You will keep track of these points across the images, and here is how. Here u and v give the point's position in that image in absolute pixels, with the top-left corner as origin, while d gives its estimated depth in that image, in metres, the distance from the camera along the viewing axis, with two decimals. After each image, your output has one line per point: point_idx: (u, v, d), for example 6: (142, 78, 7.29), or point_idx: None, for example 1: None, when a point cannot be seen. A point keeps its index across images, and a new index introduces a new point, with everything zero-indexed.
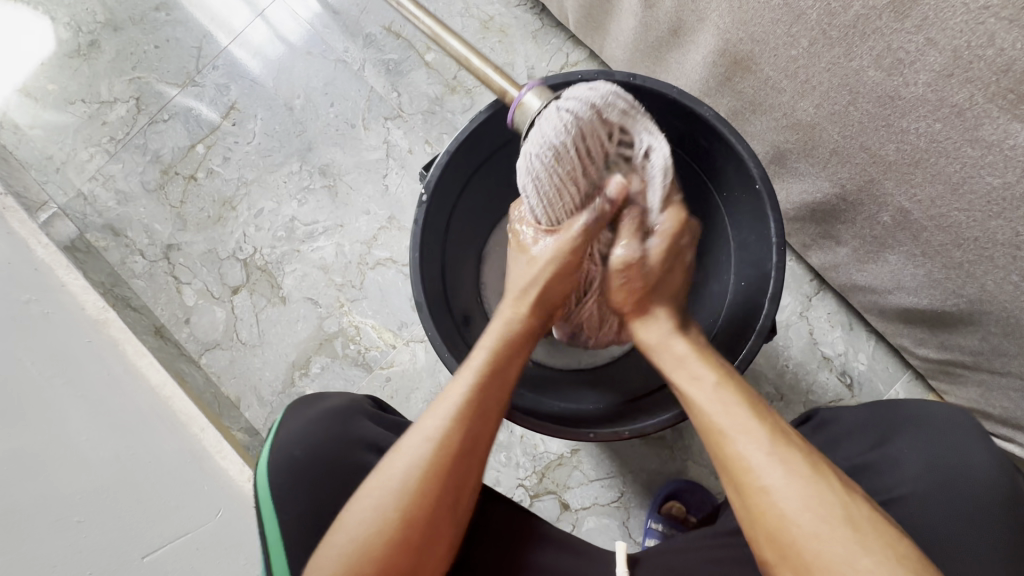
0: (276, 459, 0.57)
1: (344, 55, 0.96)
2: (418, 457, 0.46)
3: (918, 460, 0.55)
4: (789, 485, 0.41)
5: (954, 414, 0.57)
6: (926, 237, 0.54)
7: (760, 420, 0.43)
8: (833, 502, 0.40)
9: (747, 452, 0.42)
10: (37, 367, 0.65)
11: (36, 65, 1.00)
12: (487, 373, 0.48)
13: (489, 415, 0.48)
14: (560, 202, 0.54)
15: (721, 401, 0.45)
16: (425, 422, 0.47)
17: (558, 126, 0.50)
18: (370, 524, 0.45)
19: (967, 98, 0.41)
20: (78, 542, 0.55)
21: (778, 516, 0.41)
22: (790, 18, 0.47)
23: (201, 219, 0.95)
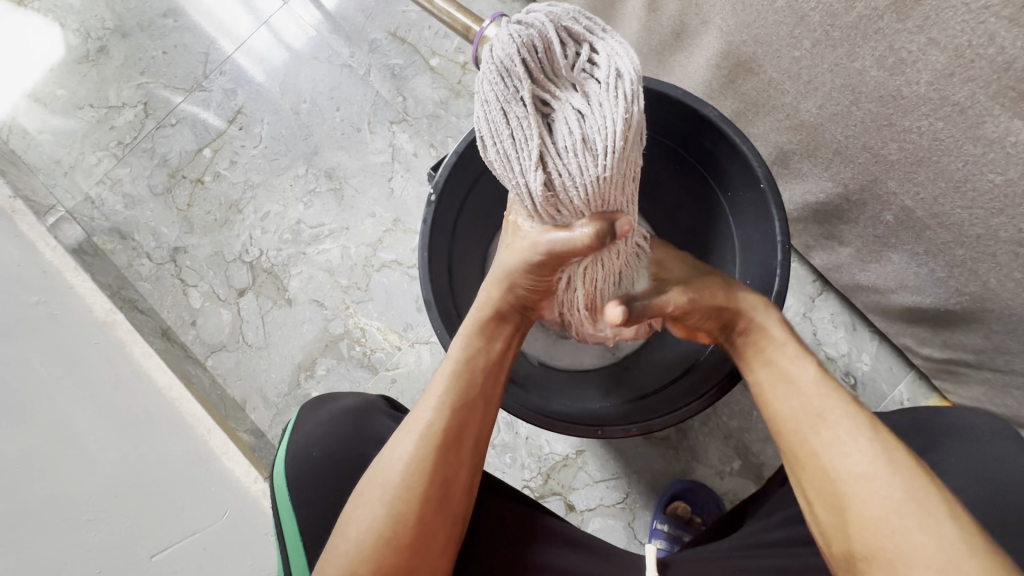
0: (290, 461, 0.57)
1: (350, 60, 0.98)
2: (404, 452, 0.49)
3: (961, 472, 0.52)
4: (889, 474, 0.43)
5: (998, 425, 0.54)
6: (929, 235, 0.55)
7: (858, 410, 0.47)
8: (934, 499, 0.41)
9: (845, 436, 0.45)
10: (46, 368, 0.65)
11: (45, 71, 1.01)
12: (465, 363, 0.52)
13: (469, 405, 0.51)
14: (509, 125, 0.43)
15: (823, 391, 0.48)
16: (414, 416, 0.50)
17: (509, 41, 0.42)
18: (370, 520, 0.47)
19: (968, 97, 0.41)
20: (86, 542, 0.55)
21: (876, 502, 0.42)
22: (793, 19, 0.48)
23: (207, 222, 0.96)
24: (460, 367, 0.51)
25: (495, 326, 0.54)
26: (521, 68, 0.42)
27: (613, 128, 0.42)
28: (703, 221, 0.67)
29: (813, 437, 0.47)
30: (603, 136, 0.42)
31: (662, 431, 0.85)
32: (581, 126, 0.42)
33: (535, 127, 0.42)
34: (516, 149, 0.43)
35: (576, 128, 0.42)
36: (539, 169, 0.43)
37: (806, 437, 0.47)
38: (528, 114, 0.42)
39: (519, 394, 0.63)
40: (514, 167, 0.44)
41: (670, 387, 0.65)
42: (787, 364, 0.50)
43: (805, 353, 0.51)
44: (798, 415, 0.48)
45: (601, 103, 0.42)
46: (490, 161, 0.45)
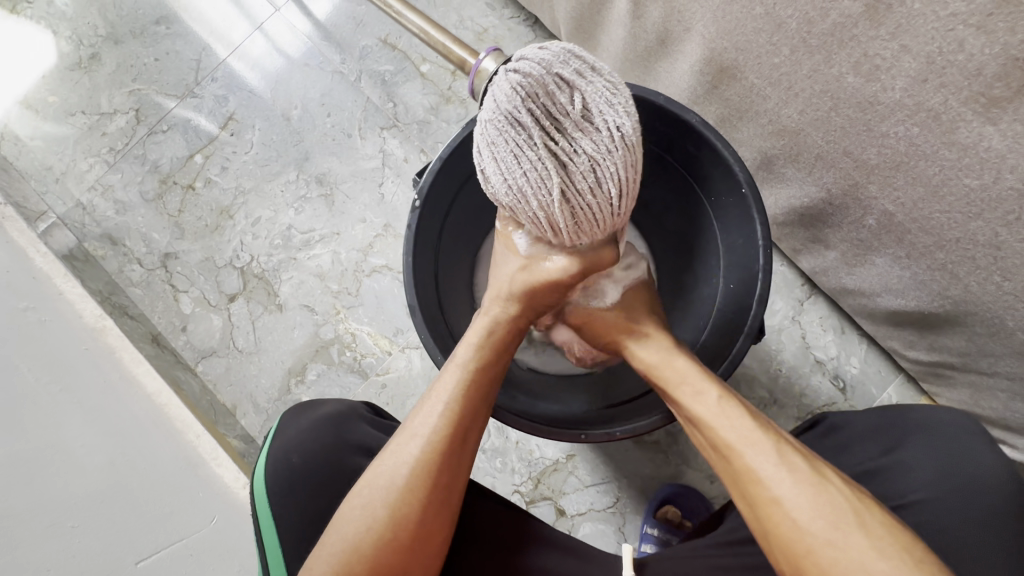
0: (271, 467, 0.57)
1: (340, 67, 0.98)
2: (408, 456, 0.48)
3: (927, 466, 0.56)
4: (797, 492, 0.42)
5: (963, 420, 0.57)
6: (911, 239, 0.55)
7: (763, 430, 0.46)
8: (842, 506, 0.42)
9: (757, 463, 0.44)
10: (34, 374, 0.65)
11: (37, 78, 1.02)
12: (473, 368, 0.51)
13: (476, 411, 0.51)
14: (522, 171, 0.44)
15: (726, 415, 0.47)
16: (416, 421, 0.50)
17: (512, 92, 0.43)
18: (369, 520, 0.47)
19: (941, 102, 0.42)
20: (70, 547, 0.55)
21: (791, 525, 0.42)
22: (771, 27, 0.49)
23: (198, 227, 0.96)
24: (470, 370, 0.51)
25: (499, 336, 0.54)
26: (528, 116, 0.42)
27: (621, 164, 0.44)
28: (688, 225, 0.67)
29: (727, 466, 0.46)
30: (613, 172, 0.45)
31: (652, 435, 0.86)
32: (593, 163, 0.44)
33: (552, 175, 0.44)
34: (532, 189, 0.45)
35: (588, 170, 0.44)
36: (560, 206, 0.45)
37: (725, 467, 0.46)
38: (539, 158, 0.43)
39: (505, 398, 0.63)
40: (531, 207, 0.46)
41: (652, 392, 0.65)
42: (703, 400, 0.48)
43: (706, 380, 0.50)
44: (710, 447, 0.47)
45: (608, 146, 0.44)
46: (503, 200, 0.47)
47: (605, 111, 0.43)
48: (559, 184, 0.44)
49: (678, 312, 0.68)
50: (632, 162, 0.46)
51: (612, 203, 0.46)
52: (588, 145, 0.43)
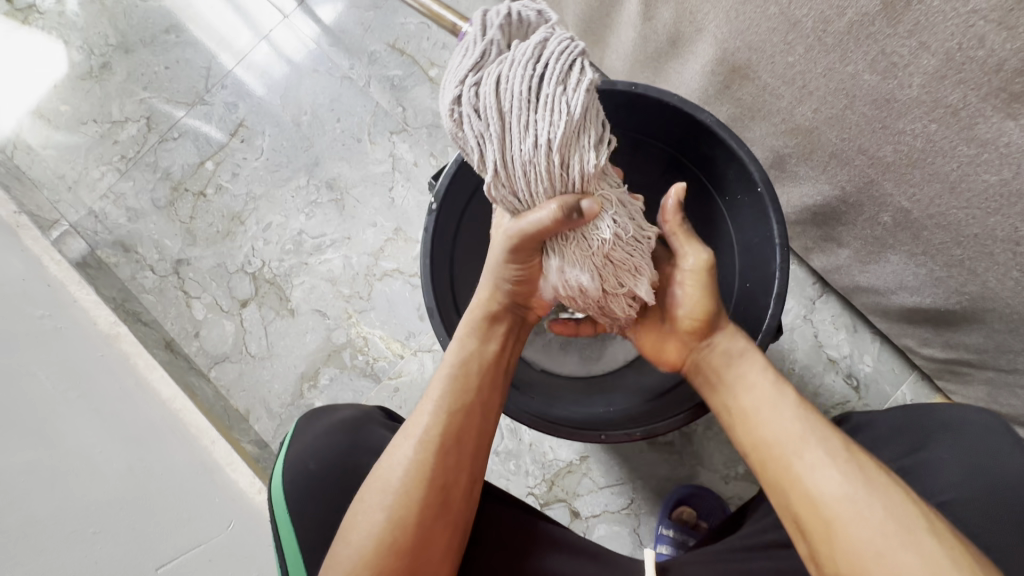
0: (288, 474, 0.57)
1: (349, 72, 0.99)
2: (406, 455, 0.49)
3: (954, 468, 0.53)
4: (869, 495, 0.42)
5: (989, 419, 0.55)
6: (927, 236, 0.55)
7: (835, 433, 0.46)
8: (909, 512, 0.41)
9: (828, 461, 0.44)
10: (51, 381, 0.66)
11: (49, 87, 1.03)
12: (461, 369, 0.53)
13: (468, 410, 0.51)
14: (454, 57, 0.46)
15: (799, 415, 0.48)
16: (413, 421, 0.51)
17: (494, 9, 0.47)
18: (371, 528, 0.46)
19: (960, 98, 0.42)
20: (93, 553, 0.55)
21: (858, 523, 0.42)
22: (786, 26, 0.49)
23: (210, 233, 0.96)
24: (456, 370, 0.53)
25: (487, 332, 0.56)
26: (481, 20, 0.46)
27: (532, 74, 0.44)
28: (704, 225, 0.67)
29: (795, 461, 0.46)
30: (531, 75, 0.44)
31: (666, 436, 0.85)
32: (512, 63, 0.44)
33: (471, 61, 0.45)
34: (451, 70, 0.46)
35: (505, 65, 0.44)
36: (462, 87, 0.44)
37: (790, 464, 0.46)
38: (476, 48, 0.45)
39: (523, 399, 0.63)
40: (449, 89, 0.45)
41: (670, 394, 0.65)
42: (765, 386, 0.50)
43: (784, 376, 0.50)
44: (782, 439, 0.47)
45: (535, 57, 0.44)
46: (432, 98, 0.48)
47: (550, 41, 0.45)
48: (473, 69, 0.44)
49: None
50: (555, 77, 0.44)
51: (514, 105, 0.43)
52: (517, 53, 0.45)
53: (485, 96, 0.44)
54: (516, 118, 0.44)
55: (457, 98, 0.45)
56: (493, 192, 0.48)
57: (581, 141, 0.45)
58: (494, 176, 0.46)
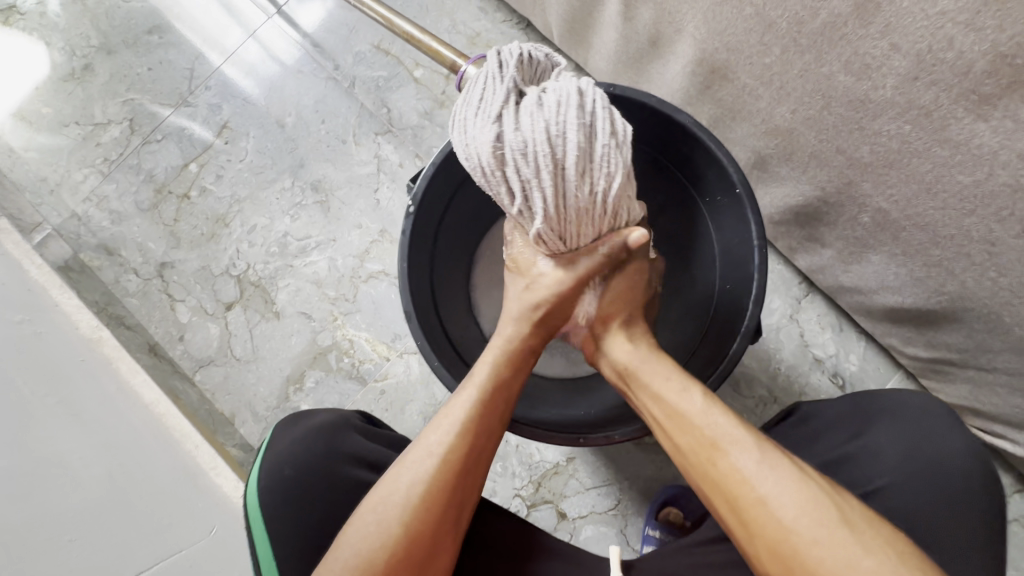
0: (263, 481, 0.57)
1: (334, 73, 0.98)
2: (424, 473, 0.47)
3: (893, 450, 0.56)
4: (783, 491, 0.42)
5: (929, 403, 0.57)
6: (906, 237, 0.55)
7: (746, 429, 0.46)
8: (825, 503, 0.41)
9: (742, 462, 0.44)
10: (29, 387, 0.65)
11: (31, 88, 1.02)
12: (487, 389, 0.51)
13: (490, 428, 0.51)
14: (487, 102, 0.48)
15: (707, 413, 0.47)
16: (429, 437, 0.49)
17: (509, 49, 0.50)
18: (383, 537, 0.45)
19: (932, 100, 0.42)
20: (68, 561, 0.55)
21: (777, 523, 0.41)
22: (761, 27, 0.49)
23: (194, 236, 0.96)
24: (483, 391, 0.51)
25: (512, 355, 0.55)
26: (509, 68, 0.49)
27: (578, 119, 0.46)
28: (684, 226, 0.67)
29: (711, 468, 0.45)
30: (579, 123, 0.46)
31: (652, 437, 0.85)
32: (553, 108, 0.46)
33: (513, 109, 0.47)
34: (487, 114, 0.47)
35: (549, 112, 0.46)
36: (506, 132, 0.46)
37: (705, 467, 0.45)
38: (503, 92, 0.48)
39: None
40: (491, 135, 0.46)
41: None
42: (668, 398, 0.49)
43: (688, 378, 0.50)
44: (695, 447, 0.46)
45: (578, 102, 0.47)
46: (455, 140, 0.49)
47: (585, 88, 0.48)
48: (510, 116, 0.47)
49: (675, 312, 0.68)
50: (601, 122, 0.47)
51: (572, 158, 0.46)
52: (557, 97, 0.47)
53: (532, 141, 0.46)
54: (572, 170, 0.46)
55: (503, 146, 0.46)
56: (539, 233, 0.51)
57: (626, 183, 0.50)
58: (546, 221, 0.49)
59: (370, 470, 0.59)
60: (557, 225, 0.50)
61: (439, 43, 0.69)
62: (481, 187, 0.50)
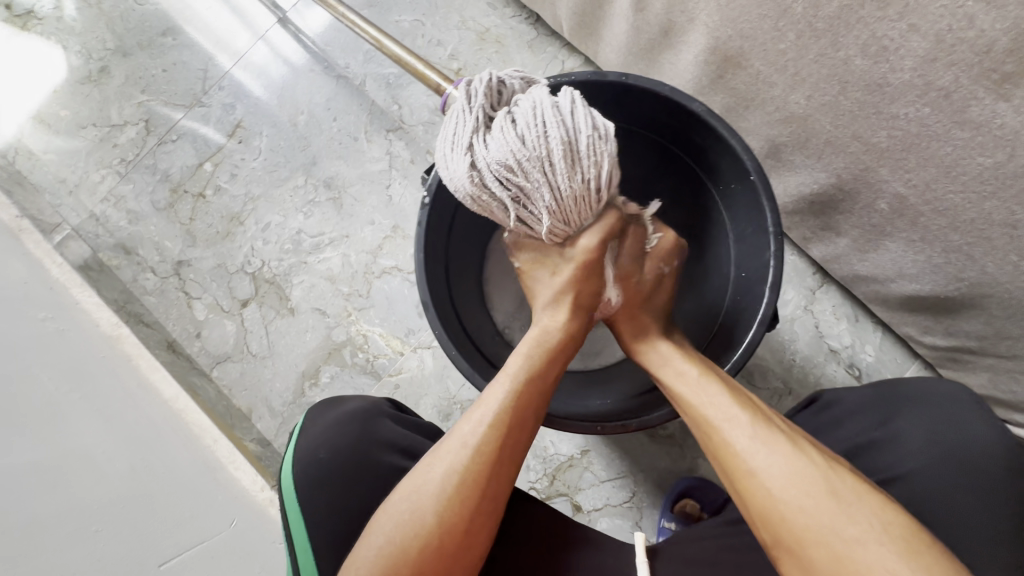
0: (298, 465, 0.58)
1: (345, 71, 0.99)
2: (455, 464, 0.47)
3: (920, 436, 0.55)
4: (773, 464, 0.43)
5: (956, 391, 0.57)
6: (924, 222, 0.55)
7: (743, 405, 0.47)
8: (815, 475, 0.42)
9: (734, 435, 0.46)
10: (53, 382, 0.66)
11: (48, 91, 1.03)
12: (521, 382, 0.51)
13: (526, 420, 0.50)
14: (462, 133, 0.52)
15: (704, 392, 0.50)
16: (463, 429, 0.49)
17: (475, 80, 0.54)
18: (415, 528, 0.46)
19: (952, 81, 0.42)
20: (96, 550, 0.56)
21: (766, 493, 0.43)
22: (776, 13, 0.49)
23: (210, 234, 0.97)
24: (518, 385, 0.50)
25: (551, 345, 0.54)
26: (474, 98, 0.53)
27: (549, 124, 0.51)
28: (697, 215, 0.67)
29: (710, 445, 0.48)
30: (551, 124, 0.51)
31: (667, 429, 0.85)
32: (526, 118, 0.51)
33: (487, 134, 0.52)
34: (464, 145, 0.52)
35: (521, 127, 0.51)
36: (485, 156, 0.51)
37: (705, 439, 0.48)
38: (472, 120, 0.52)
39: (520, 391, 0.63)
40: (477, 162, 0.51)
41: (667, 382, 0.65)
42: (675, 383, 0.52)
43: (688, 362, 0.53)
44: (699, 427, 0.49)
45: (545, 109, 0.51)
46: (443, 174, 0.54)
47: (549, 95, 0.52)
48: (485, 141, 0.51)
49: (691, 301, 0.68)
50: (572, 119, 0.51)
51: (555, 152, 0.51)
52: (524, 112, 0.51)
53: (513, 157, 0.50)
54: (558, 163, 0.51)
55: (486, 165, 0.51)
56: (550, 228, 0.55)
57: (611, 161, 0.54)
58: (552, 214, 0.54)
59: (404, 455, 0.59)
60: (558, 220, 0.55)
61: (429, 69, 0.74)
62: (480, 210, 0.55)
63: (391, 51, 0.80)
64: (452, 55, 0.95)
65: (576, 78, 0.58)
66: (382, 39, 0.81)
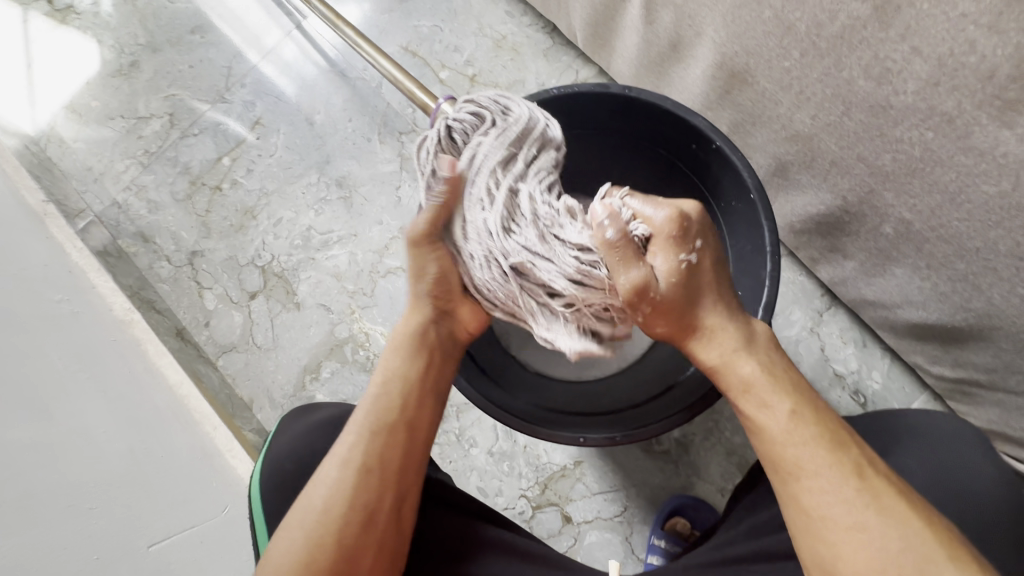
0: (266, 473, 0.58)
1: (363, 73, 1.01)
2: (327, 478, 0.46)
3: (919, 475, 0.51)
4: (883, 525, 0.40)
5: (962, 429, 0.53)
6: (930, 249, 0.53)
7: (841, 452, 0.43)
8: (925, 538, 0.39)
9: (835, 487, 0.42)
10: (62, 362, 0.69)
11: (81, 82, 1.08)
12: (382, 387, 0.50)
13: (387, 425, 0.48)
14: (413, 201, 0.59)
15: (801, 434, 0.44)
16: (338, 443, 0.49)
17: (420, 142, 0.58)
18: (295, 549, 0.44)
19: (955, 106, 0.41)
20: (88, 527, 0.57)
21: (869, 556, 0.40)
22: (781, 30, 0.48)
23: (224, 227, 1.00)
24: (378, 391, 0.50)
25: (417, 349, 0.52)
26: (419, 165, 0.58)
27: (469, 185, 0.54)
28: None
29: (794, 488, 0.43)
30: (470, 186, 0.54)
31: (661, 445, 0.84)
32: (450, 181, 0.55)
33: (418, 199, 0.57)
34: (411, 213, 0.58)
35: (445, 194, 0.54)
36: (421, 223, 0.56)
37: (788, 485, 0.43)
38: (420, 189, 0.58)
39: (507, 398, 0.62)
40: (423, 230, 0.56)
41: (656, 399, 0.65)
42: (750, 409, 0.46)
43: (774, 390, 0.46)
44: (777, 467, 0.44)
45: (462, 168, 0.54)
46: None
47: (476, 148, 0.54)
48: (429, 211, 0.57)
49: None
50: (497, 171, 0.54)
51: (474, 210, 0.53)
52: (448, 174, 0.55)
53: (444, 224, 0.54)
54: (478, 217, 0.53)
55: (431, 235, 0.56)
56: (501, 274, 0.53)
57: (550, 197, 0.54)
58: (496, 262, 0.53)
59: None
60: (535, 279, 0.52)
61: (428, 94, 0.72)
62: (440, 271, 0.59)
63: (383, 68, 0.80)
64: (468, 60, 0.96)
65: (579, 89, 0.58)
66: (376, 57, 0.81)
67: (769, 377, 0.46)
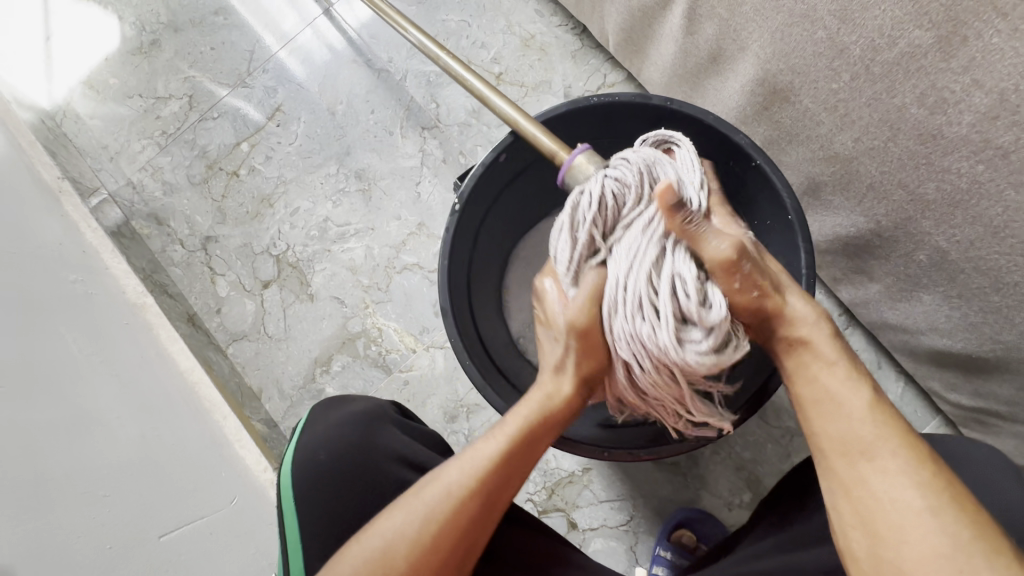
0: (297, 462, 0.58)
1: (387, 65, 1.00)
2: (433, 512, 0.46)
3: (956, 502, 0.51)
4: (952, 518, 0.40)
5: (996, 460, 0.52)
6: (964, 279, 0.53)
7: (913, 442, 0.43)
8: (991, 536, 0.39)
9: (903, 469, 0.42)
10: (77, 344, 0.68)
11: (100, 58, 1.06)
12: (513, 442, 0.48)
13: (508, 483, 0.48)
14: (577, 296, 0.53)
15: (875, 419, 0.44)
16: (449, 475, 0.47)
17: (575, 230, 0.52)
18: (381, 564, 0.45)
19: (1012, 140, 0.40)
20: (101, 515, 0.57)
21: (929, 539, 0.39)
22: (832, 52, 0.48)
23: (239, 214, 0.99)
24: (507, 444, 0.48)
25: (550, 410, 0.51)
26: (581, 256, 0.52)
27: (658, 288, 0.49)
28: None
29: (857, 464, 0.44)
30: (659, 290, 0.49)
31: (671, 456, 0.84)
32: (633, 285, 0.50)
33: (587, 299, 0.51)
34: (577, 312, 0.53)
35: (632, 302, 0.49)
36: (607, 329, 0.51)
37: (850, 460, 0.44)
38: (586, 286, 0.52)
39: None
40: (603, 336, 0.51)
41: None
42: (827, 383, 0.46)
43: (858, 377, 0.46)
44: (841, 442, 0.45)
45: (650, 270, 0.49)
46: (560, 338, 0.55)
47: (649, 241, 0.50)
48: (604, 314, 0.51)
49: None
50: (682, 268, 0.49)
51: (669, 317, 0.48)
52: (630, 278, 0.50)
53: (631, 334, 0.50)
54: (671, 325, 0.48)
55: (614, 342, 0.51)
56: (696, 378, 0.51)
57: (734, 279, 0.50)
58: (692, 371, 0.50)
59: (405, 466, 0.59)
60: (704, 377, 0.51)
61: (536, 126, 0.58)
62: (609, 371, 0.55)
63: (471, 86, 0.66)
64: (495, 58, 0.95)
65: (619, 99, 0.58)
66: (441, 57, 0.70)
67: (853, 366, 0.46)
